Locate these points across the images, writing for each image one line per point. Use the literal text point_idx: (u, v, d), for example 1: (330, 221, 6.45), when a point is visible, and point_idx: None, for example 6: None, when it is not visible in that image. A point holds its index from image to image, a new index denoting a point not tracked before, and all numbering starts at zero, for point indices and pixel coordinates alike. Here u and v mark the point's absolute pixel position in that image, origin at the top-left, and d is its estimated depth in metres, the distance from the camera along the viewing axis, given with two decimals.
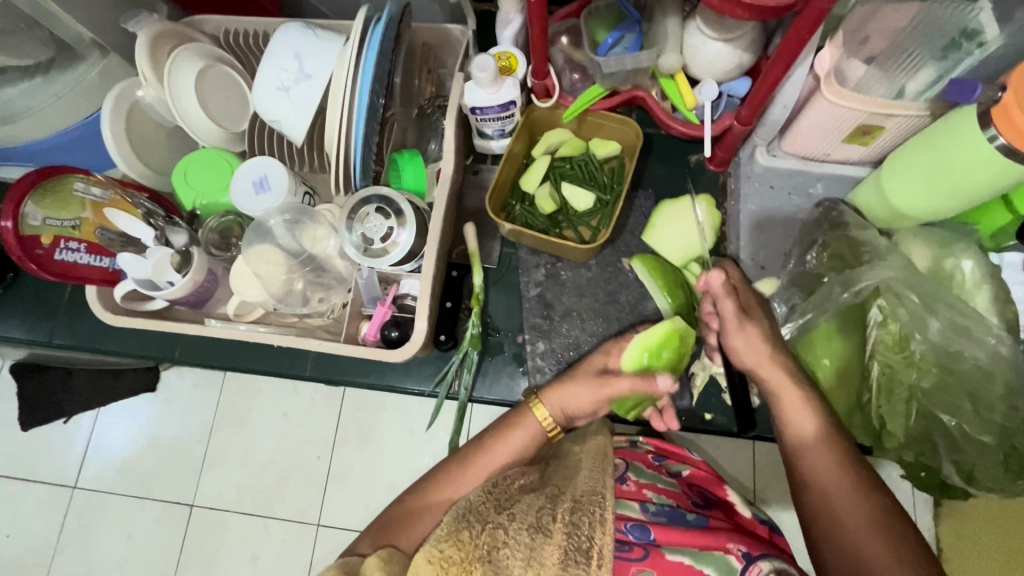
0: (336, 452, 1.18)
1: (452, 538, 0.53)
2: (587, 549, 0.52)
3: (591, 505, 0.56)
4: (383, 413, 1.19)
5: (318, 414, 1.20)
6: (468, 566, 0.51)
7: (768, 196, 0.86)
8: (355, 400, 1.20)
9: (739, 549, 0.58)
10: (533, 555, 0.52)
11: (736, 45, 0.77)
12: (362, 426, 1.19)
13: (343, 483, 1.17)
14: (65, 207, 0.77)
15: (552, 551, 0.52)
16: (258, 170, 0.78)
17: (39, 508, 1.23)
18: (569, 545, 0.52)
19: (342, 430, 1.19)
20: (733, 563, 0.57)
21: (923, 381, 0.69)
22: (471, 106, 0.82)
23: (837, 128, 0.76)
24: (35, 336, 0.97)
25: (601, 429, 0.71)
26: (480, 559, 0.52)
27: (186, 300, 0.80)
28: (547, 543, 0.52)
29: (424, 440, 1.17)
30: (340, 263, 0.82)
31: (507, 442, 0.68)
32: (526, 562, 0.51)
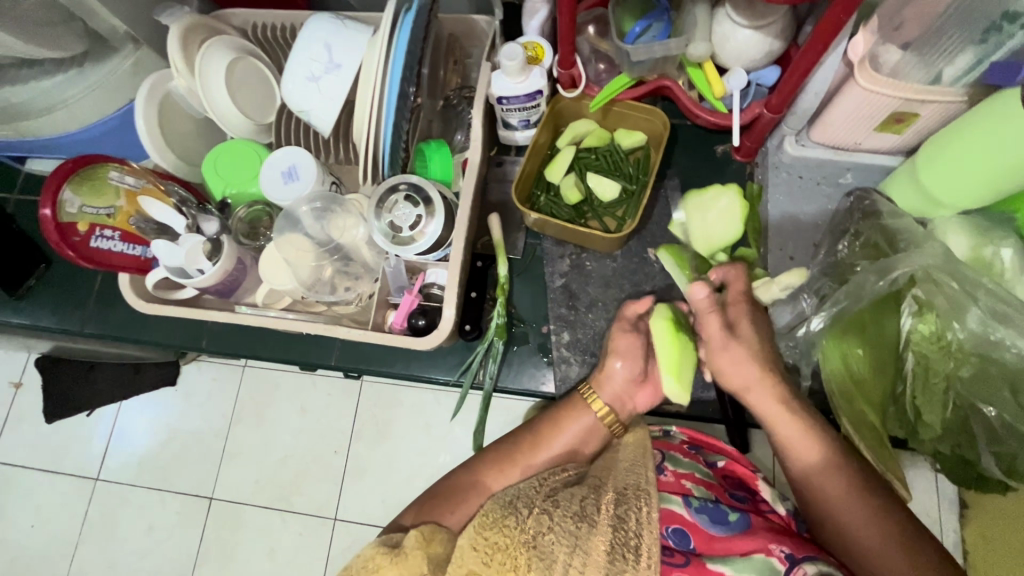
0: (354, 446, 1.19)
1: (499, 525, 0.56)
2: (636, 546, 0.54)
3: (636, 499, 0.58)
4: (400, 408, 1.19)
5: (337, 407, 1.20)
6: (514, 552, 0.54)
7: (798, 186, 0.86)
8: (374, 394, 1.20)
9: (783, 551, 0.58)
10: (578, 544, 0.55)
11: (767, 32, 0.76)
12: (380, 421, 1.19)
13: (362, 477, 1.18)
14: (101, 194, 0.78)
15: (598, 541, 0.54)
16: (287, 160, 0.79)
17: (64, 499, 1.25)
18: (615, 538, 0.55)
19: (360, 425, 1.20)
20: (775, 564, 0.57)
21: (961, 371, 0.67)
22: (497, 95, 0.82)
23: (870, 115, 0.75)
24: (67, 325, 0.99)
25: (635, 423, 0.71)
26: (524, 545, 0.55)
27: (215, 289, 0.80)
28: (593, 534, 0.55)
29: (443, 435, 1.17)
30: (367, 251, 0.82)
31: (552, 424, 0.69)
32: (572, 550, 0.54)
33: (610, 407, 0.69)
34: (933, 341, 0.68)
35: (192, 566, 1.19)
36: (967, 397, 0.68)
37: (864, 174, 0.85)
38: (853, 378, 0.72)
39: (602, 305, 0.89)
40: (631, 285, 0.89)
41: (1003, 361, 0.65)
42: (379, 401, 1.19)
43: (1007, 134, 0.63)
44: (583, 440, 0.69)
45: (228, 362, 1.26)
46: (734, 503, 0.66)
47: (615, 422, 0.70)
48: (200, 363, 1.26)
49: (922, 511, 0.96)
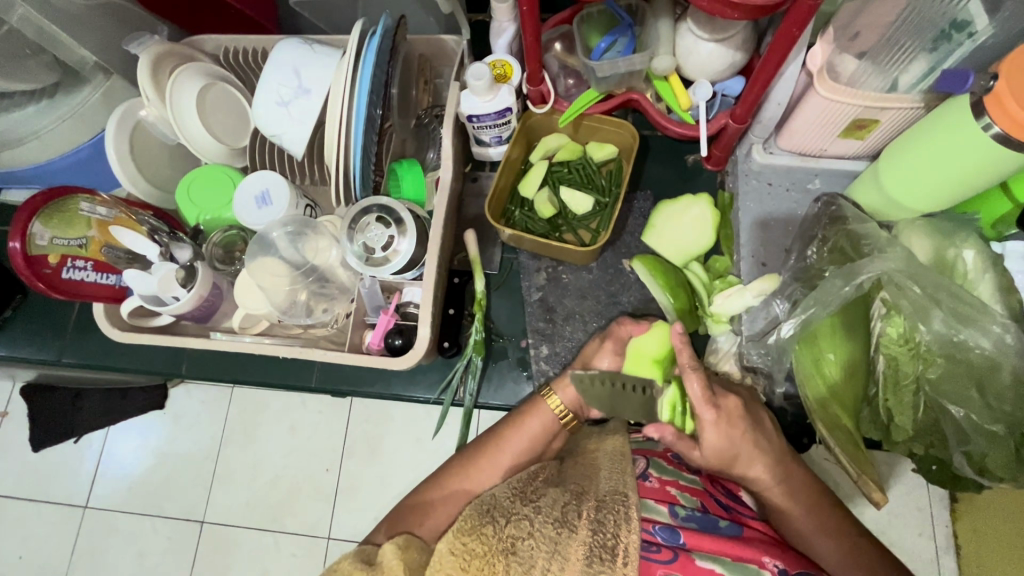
0: (344, 466, 1.18)
1: (477, 533, 0.56)
2: (613, 547, 0.55)
3: (615, 504, 0.59)
4: (390, 425, 1.19)
5: (325, 427, 1.20)
6: (492, 560, 0.54)
7: (767, 193, 0.87)
8: (363, 411, 1.20)
9: (775, 565, 0.60)
10: (557, 549, 0.56)
11: (728, 45, 0.78)
12: (369, 438, 1.19)
13: (352, 496, 1.17)
14: (71, 226, 0.77)
15: (576, 547, 0.56)
16: (260, 185, 0.79)
17: (50, 530, 1.24)
18: (594, 541, 0.56)
19: (350, 444, 1.19)
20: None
21: (930, 372, 0.68)
22: (467, 114, 0.83)
23: (833, 123, 0.77)
24: (45, 355, 0.98)
25: (618, 429, 0.71)
26: (503, 552, 0.55)
27: (192, 315, 0.80)
28: (572, 539, 0.56)
29: (432, 449, 1.17)
30: (343, 273, 0.82)
31: (526, 430, 0.71)
32: (551, 555, 0.55)
33: (569, 407, 0.73)
34: (900, 342, 0.69)
35: None
36: (937, 398, 0.69)
37: (831, 179, 0.87)
38: (826, 384, 0.73)
39: (579, 316, 0.89)
40: (608, 296, 0.89)
41: (970, 361, 0.66)
42: (369, 418, 1.19)
43: (962, 141, 0.64)
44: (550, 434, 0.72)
45: (211, 386, 1.26)
46: (720, 511, 0.67)
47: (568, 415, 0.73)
48: (186, 388, 1.25)
49: (912, 509, 0.97)
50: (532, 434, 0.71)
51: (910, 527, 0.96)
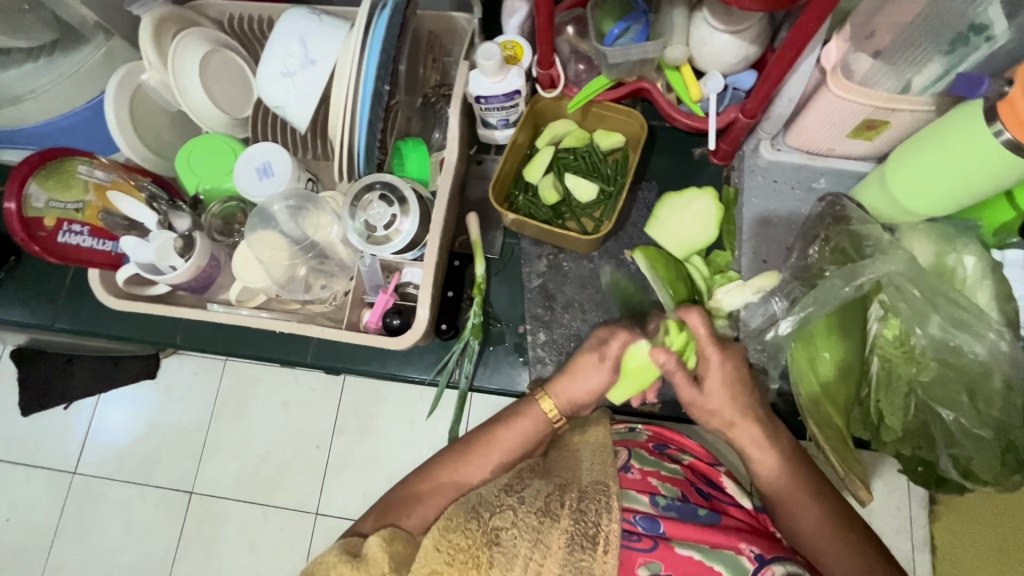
0: (334, 442, 1.19)
1: (461, 528, 0.58)
2: (593, 535, 0.58)
3: (597, 494, 0.61)
4: (381, 404, 1.19)
5: (317, 404, 1.20)
6: (477, 553, 0.57)
7: (772, 190, 0.87)
8: (356, 390, 1.20)
9: (753, 551, 0.62)
10: (540, 538, 0.58)
11: (744, 37, 0.77)
12: (361, 416, 1.19)
13: (341, 473, 1.18)
14: (68, 188, 0.76)
15: (558, 535, 0.58)
16: (262, 156, 0.78)
17: (38, 493, 1.24)
18: (575, 530, 0.58)
19: (341, 422, 1.20)
20: (745, 562, 0.60)
21: (923, 376, 0.69)
22: (476, 94, 0.82)
23: (843, 122, 0.76)
24: (39, 320, 0.98)
25: (602, 417, 0.72)
26: (487, 544, 0.58)
27: (188, 286, 0.79)
28: (554, 527, 0.58)
29: (424, 431, 1.18)
30: (343, 249, 0.81)
31: (509, 424, 0.71)
32: (533, 544, 0.58)
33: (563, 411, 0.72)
34: (895, 343, 0.70)
35: (170, 560, 1.19)
36: (927, 401, 0.69)
37: (836, 179, 0.86)
38: (820, 384, 0.74)
39: (578, 305, 0.89)
40: (608, 285, 0.89)
41: (962, 365, 0.67)
42: (361, 397, 1.19)
43: (971, 145, 0.64)
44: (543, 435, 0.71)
45: (204, 357, 1.25)
46: (701, 500, 0.68)
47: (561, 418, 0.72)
48: (178, 358, 1.25)
49: (893, 509, 0.98)
50: (524, 435, 0.70)
51: (892, 528, 0.98)
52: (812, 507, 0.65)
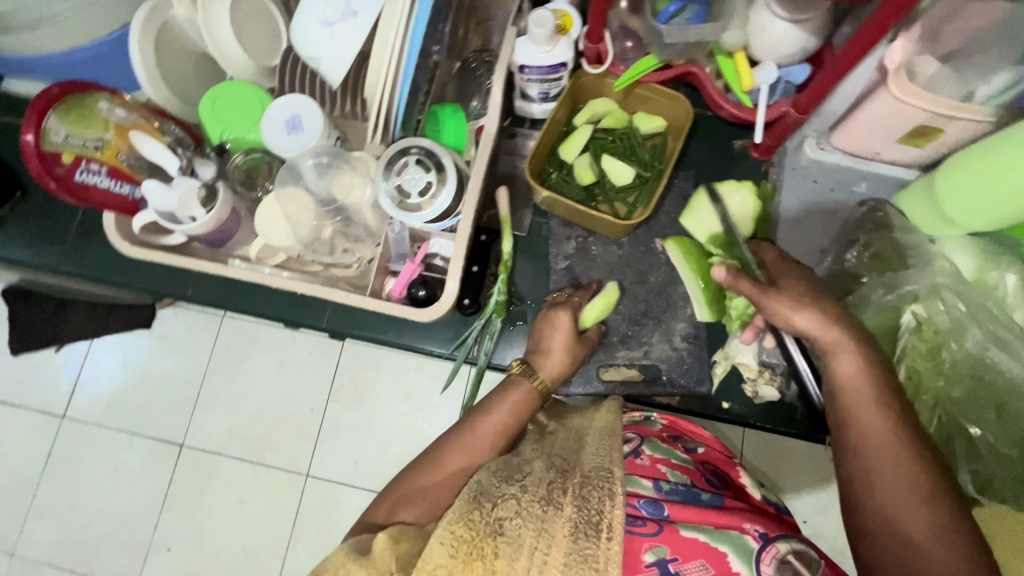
0: (329, 406, 1.18)
1: (463, 518, 0.54)
2: (597, 522, 0.54)
3: (600, 480, 0.58)
4: (379, 372, 1.18)
5: (315, 366, 1.18)
6: (480, 544, 0.53)
7: (811, 190, 0.85)
8: (355, 356, 1.18)
9: (756, 530, 0.59)
10: (544, 526, 0.54)
11: (805, 28, 0.74)
12: (358, 383, 1.18)
13: (334, 436, 1.17)
14: (89, 124, 0.73)
15: (562, 524, 0.54)
16: (291, 109, 0.73)
17: (27, 434, 1.22)
18: (580, 517, 0.54)
19: (337, 386, 1.18)
20: (750, 542, 0.57)
21: (952, 390, 0.68)
22: (520, 63, 0.79)
23: (897, 125, 0.74)
24: (44, 260, 0.94)
25: (610, 401, 0.73)
26: (491, 535, 0.53)
27: (206, 238, 0.76)
28: (558, 516, 0.55)
29: (421, 402, 1.17)
30: (371, 215, 0.78)
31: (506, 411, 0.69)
32: (538, 533, 0.53)
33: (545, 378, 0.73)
34: (926, 355, 0.70)
35: (157, 510, 1.18)
36: (953, 415, 0.68)
37: (878, 184, 0.84)
38: None
39: None
40: (635, 274, 0.87)
41: (993, 384, 0.67)
42: (359, 363, 1.18)
43: None
44: (532, 409, 0.70)
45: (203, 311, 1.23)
46: (709, 487, 0.66)
47: (547, 392, 0.73)
48: (175, 310, 1.22)
49: None
50: (515, 410, 0.69)
51: None
52: (873, 410, 0.57)
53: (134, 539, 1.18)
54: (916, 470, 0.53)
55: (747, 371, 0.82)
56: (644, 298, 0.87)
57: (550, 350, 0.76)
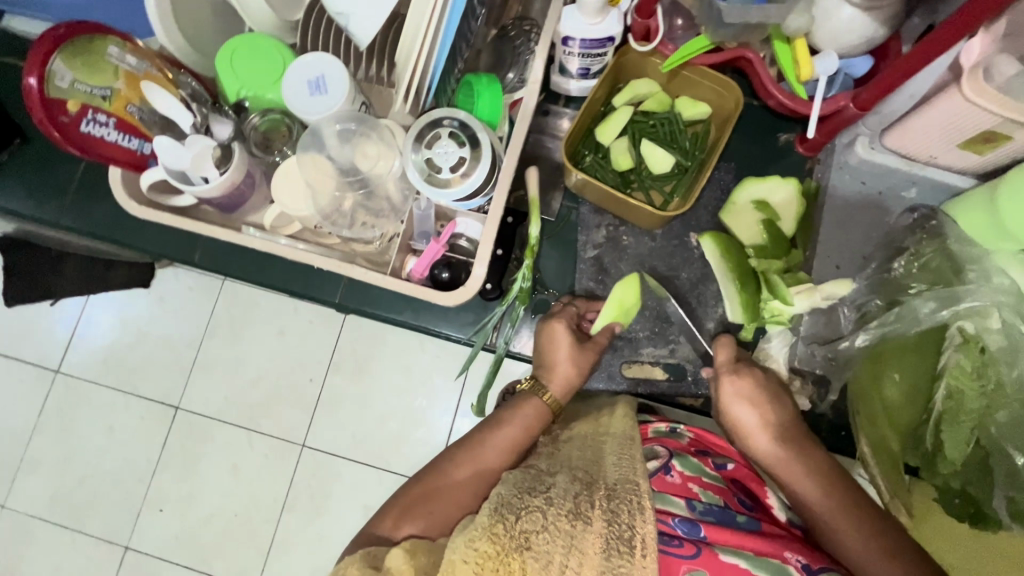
0: (329, 379, 1.14)
1: (487, 532, 0.50)
2: (629, 539, 0.52)
3: (628, 493, 0.56)
4: (382, 348, 1.14)
5: (316, 338, 1.14)
6: (507, 560, 0.49)
7: (858, 193, 0.81)
8: (355, 329, 1.14)
9: (799, 560, 0.56)
10: (573, 543, 0.51)
11: (875, 16, 0.68)
12: (359, 358, 1.14)
13: (333, 409, 1.13)
14: (97, 71, 0.67)
15: (593, 540, 0.51)
16: (315, 69, 0.68)
17: (19, 386, 1.19)
18: (610, 534, 0.52)
19: (337, 358, 1.14)
20: (792, 570, 0.55)
21: (997, 414, 0.67)
22: (565, 35, 0.74)
23: (962, 129, 0.68)
24: (43, 214, 0.89)
25: (627, 407, 0.71)
26: (518, 549, 0.50)
27: (218, 203, 0.71)
28: (587, 531, 0.52)
29: (422, 379, 1.13)
30: (394, 188, 0.73)
31: (522, 417, 0.66)
32: (567, 549, 0.51)
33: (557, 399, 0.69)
34: (972, 375, 0.68)
35: (150, 473, 1.16)
36: (996, 440, 0.68)
37: (927, 191, 0.80)
38: (886, 404, 0.73)
39: None
40: (666, 268, 0.84)
41: None
42: (360, 337, 1.14)
43: None
44: (542, 427, 0.66)
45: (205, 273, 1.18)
46: (741, 509, 0.63)
47: (557, 410, 0.69)
48: (175, 271, 1.17)
49: None
50: (524, 425, 0.65)
51: None
52: (804, 476, 0.61)
53: (125, 500, 1.15)
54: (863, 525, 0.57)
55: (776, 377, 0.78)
56: (673, 293, 0.83)
57: (553, 365, 0.71)
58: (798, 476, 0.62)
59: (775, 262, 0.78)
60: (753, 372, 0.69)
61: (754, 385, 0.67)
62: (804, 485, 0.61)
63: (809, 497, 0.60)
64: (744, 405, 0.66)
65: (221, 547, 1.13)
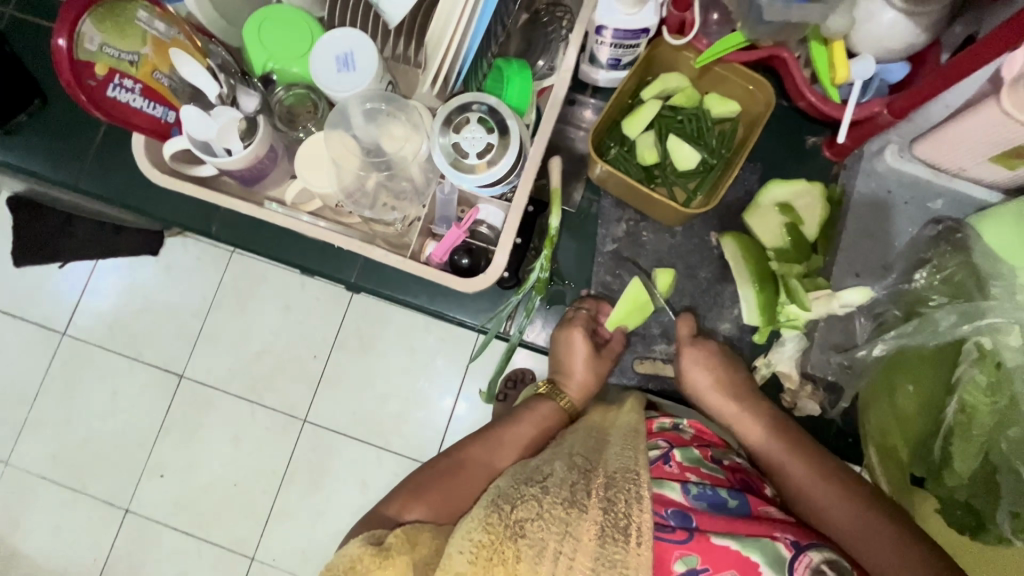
0: (333, 355, 1.14)
1: (482, 523, 0.52)
2: (625, 527, 0.52)
3: (626, 481, 0.56)
4: (386, 327, 1.14)
5: (323, 314, 1.14)
6: (502, 548, 0.50)
7: (883, 202, 0.80)
8: (363, 306, 1.14)
9: (788, 538, 0.57)
10: (568, 530, 0.52)
11: (917, 22, 0.67)
12: (365, 336, 1.14)
13: (336, 385, 1.14)
14: (125, 35, 0.66)
15: (588, 527, 0.53)
16: (343, 45, 0.67)
17: (26, 346, 1.20)
18: (605, 521, 0.53)
19: (343, 335, 1.15)
20: (781, 549, 0.56)
21: (1010, 431, 0.68)
22: (600, 24, 0.72)
23: (993, 142, 0.67)
24: (60, 177, 0.89)
25: (635, 405, 0.71)
26: (511, 538, 0.51)
27: (240, 175, 0.71)
28: (583, 519, 0.53)
29: (426, 361, 1.13)
30: (417, 171, 0.72)
31: (534, 414, 0.70)
32: (561, 536, 0.52)
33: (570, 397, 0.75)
34: (986, 391, 0.69)
35: (152, 438, 1.17)
36: (1006, 458, 0.68)
37: (955, 204, 0.78)
38: (898, 413, 0.74)
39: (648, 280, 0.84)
40: (685, 267, 0.84)
41: None
42: (368, 315, 1.14)
43: None
44: (559, 427, 0.72)
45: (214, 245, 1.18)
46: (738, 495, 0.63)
47: (572, 410, 0.75)
48: (185, 240, 1.17)
49: None
50: (538, 423, 0.70)
51: None
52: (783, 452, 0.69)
53: (126, 463, 1.17)
54: (839, 489, 0.65)
55: (787, 381, 0.78)
56: (690, 292, 0.83)
57: (570, 373, 0.76)
58: (775, 454, 0.70)
59: (796, 265, 0.78)
60: (727, 365, 0.76)
61: (726, 378, 0.75)
62: (784, 461, 0.69)
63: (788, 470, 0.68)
64: (718, 395, 0.75)
65: (219, 514, 1.15)
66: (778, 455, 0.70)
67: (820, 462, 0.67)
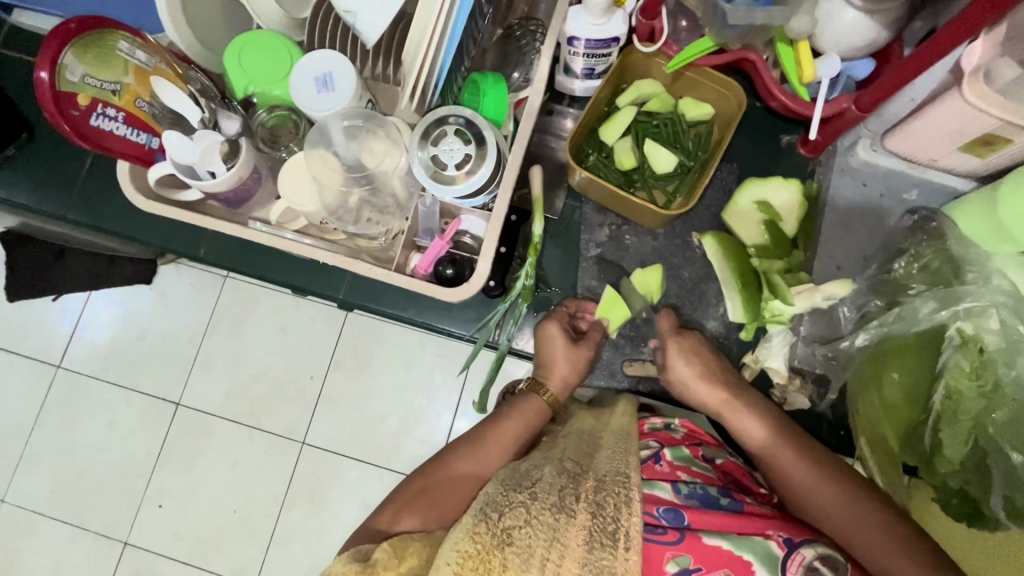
0: (330, 374, 1.14)
1: (469, 532, 0.51)
2: (613, 531, 0.53)
3: (616, 486, 0.57)
4: (382, 344, 1.14)
5: (317, 334, 1.15)
6: (487, 558, 0.50)
7: (860, 195, 0.82)
8: (356, 324, 1.14)
9: (781, 536, 0.57)
10: (556, 535, 0.52)
11: (877, 19, 0.69)
12: (360, 354, 1.14)
13: (333, 405, 1.14)
14: (107, 66, 0.68)
15: (576, 531, 0.53)
16: (323, 65, 0.68)
17: (20, 382, 1.20)
18: (594, 526, 0.53)
19: (339, 354, 1.15)
20: (775, 548, 0.56)
21: (997, 415, 0.69)
22: (570, 35, 0.74)
23: (962, 131, 0.68)
24: (48, 208, 0.90)
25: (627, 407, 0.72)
26: (497, 546, 0.51)
27: (223, 197, 0.72)
28: (571, 525, 0.53)
29: (422, 376, 1.13)
30: (399, 185, 0.74)
31: (521, 416, 0.69)
32: (550, 542, 0.52)
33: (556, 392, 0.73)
34: (970, 375, 0.70)
35: (150, 468, 1.16)
36: (994, 440, 0.69)
37: (928, 193, 0.81)
38: (885, 402, 0.74)
39: None
40: (669, 267, 0.85)
41: None
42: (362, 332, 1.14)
43: None
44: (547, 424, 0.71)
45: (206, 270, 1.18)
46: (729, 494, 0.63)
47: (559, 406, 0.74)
48: (177, 267, 1.17)
49: None
50: (528, 422, 0.69)
51: None
52: (783, 451, 0.66)
53: (124, 495, 1.16)
54: (839, 488, 0.63)
55: (776, 376, 0.79)
56: (675, 292, 0.84)
57: (551, 365, 0.75)
58: (776, 452, 0.67)
59: (776, 261, 0.79)
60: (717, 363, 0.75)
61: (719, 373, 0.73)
62: (784, 460, 0.66)
63: (787, 470, 0.65)
64: (705, 389, 0.73)
65: (220, 541, 1.13)
66: (781, 455, 0.66)
67: (821, 459, 0.65)
